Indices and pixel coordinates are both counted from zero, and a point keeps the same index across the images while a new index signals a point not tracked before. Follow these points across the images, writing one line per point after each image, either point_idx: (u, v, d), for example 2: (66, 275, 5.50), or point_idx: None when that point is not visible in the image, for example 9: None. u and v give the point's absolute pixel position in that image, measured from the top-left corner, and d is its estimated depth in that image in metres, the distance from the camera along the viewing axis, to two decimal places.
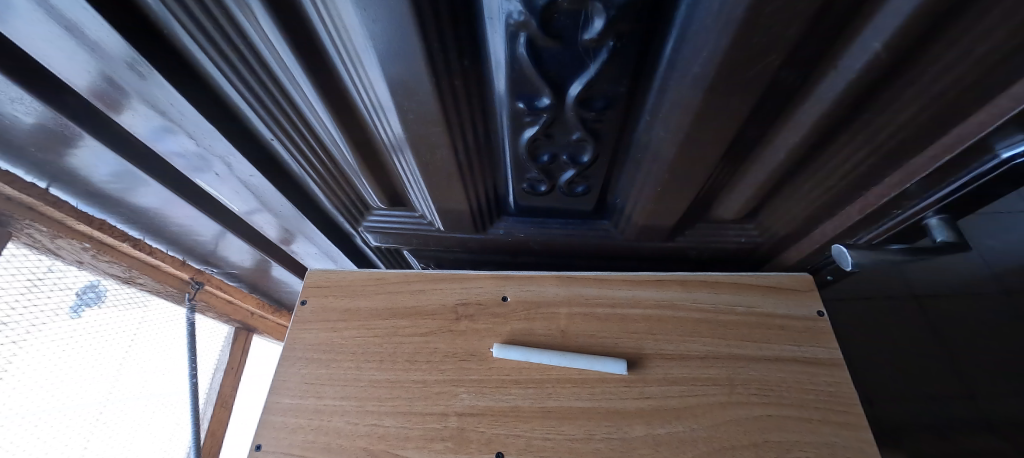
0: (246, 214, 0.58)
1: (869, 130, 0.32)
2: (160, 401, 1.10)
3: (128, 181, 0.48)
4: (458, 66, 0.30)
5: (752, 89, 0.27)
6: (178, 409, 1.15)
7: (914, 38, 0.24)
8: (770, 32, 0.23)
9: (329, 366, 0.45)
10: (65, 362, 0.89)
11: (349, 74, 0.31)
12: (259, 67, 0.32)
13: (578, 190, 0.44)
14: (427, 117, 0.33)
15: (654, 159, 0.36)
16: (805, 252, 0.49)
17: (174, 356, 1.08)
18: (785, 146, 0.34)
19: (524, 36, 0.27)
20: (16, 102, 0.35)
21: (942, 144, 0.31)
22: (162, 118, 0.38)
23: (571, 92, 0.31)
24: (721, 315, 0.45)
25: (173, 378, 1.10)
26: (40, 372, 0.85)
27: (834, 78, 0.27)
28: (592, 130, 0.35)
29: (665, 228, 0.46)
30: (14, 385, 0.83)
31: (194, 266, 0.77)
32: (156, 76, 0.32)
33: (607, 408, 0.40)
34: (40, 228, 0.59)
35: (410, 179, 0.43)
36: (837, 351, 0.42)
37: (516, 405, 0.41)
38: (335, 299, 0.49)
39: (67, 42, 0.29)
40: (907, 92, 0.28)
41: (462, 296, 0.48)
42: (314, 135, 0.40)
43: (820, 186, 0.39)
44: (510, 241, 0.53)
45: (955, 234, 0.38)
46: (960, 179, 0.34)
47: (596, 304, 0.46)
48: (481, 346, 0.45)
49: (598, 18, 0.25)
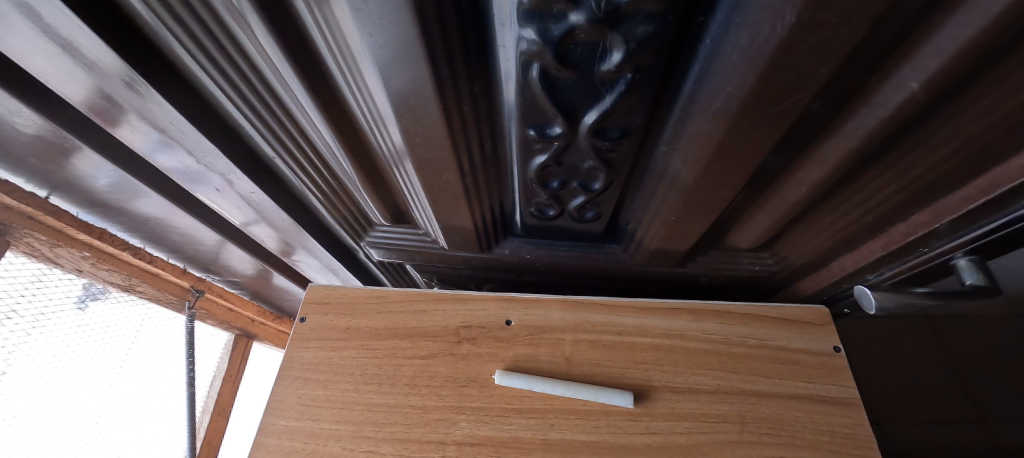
0: (245, 225, 0.56)
1: (897, 169, 0.30)
2: (156, 399, 1.13)
3: (127, 192, 0.47)
4: (469, 91, 0.29)
5: (778, 124, 0.26)
6: (170, 409, 1.17)
7: (955, 79, 0.22)
8: (802, 70, 0.22)
9: (326, 387, 0.43)
10: (65, 361, 0.91)
11: (354, 94, 0.30)
12: (262, 87, 0.31)
13: (588, 216, 0.43)
14: (434, 141, 0.32)
15: (670, 188, 0.35)
16: (821, 284, 0.47)
17: (171, 349, 1.10)
18: (808, 180, 0.33)
19: (537, 65, 0.25)
20: (15, 115, 0.34)
21: (977, 186, 0.30)
22: (160, 134, 0.37)
23: (586, 121, 0.30)
24: (733, 347, 0.43)
25: (172, 374, 1.14)
26: (40, 362, 0.87)
27: (866, 115, 0.26)
28: (606, 159, 0.34)
29: (676, 254, 0.45)
30: (11, 393, 0.85)
31: (195, 273, 0.77)
32: (154, 95, 0.31)
33: (612, 443, 0.39)
34: (38, 237, 0.57)
35: (414, 196, 0.42)
36: (853, 389, 0.41)
37: (517, 436, 0.39)
38: (334, 317, 0.48)
39: (64, 59, 0.28)
40: (941, 134, 0.26)
41: (463, 318, 0.47)
42: (315, 151, 0.38)
43: (841, 219, 0.37)
44: (515, 262, 0.51)
45: (985, 277, 0.36)
46: (996, 222, 0.32)
47: (602, 332, 0.45)
48: (482, 372, 0.43)
49: (617, 50, 0.23)
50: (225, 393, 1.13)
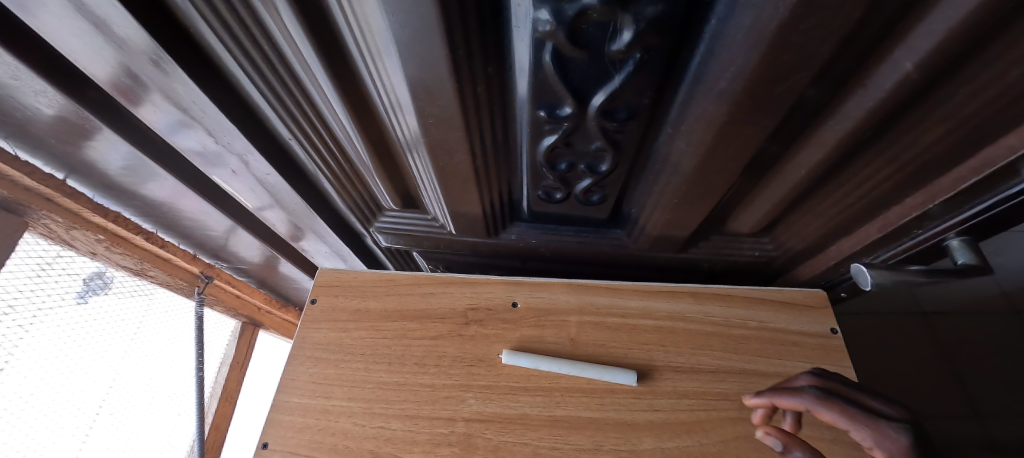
0: (258, 209, 0.58)
1: (893, 152, 0.32)
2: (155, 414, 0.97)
3: (142, 174, 0.48)
4: (483, 72, 0.30)
5: (778, 105, 0.27)
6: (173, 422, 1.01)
7: (948, 60, 0.23)
8: (801, 50, 0.23)
9: (337, 366, 0.44)
10: (76, 368, 0.77)
11: (371, 77, 0.31)
12: (283, 68, 0.32)
13: (594, 199, 0.44)
14: (447, 122, 0.33)
15: (673, 171, 0.36)
16: (819, 268, 0.49)
17: (165, 351, 0.95)
18: (807, 163, 0.34)
19: (550, 45, 0.26)
20: (39, 95, 0.35)
21: (969, 167, 0.31)
22: (181, 113, 0.38)
23: (594, 102, 0.31)
24: (733, 329, 0.45)
25: (166, 385, 0.97)
26: (53, 370, 0.73)
27: (862, 97, 0.27)
28: (612, 141, 0.35)
29: (679, 239, 0.46)
30: (15, 412, 0.69)
31: (204, 259, 0.78)
32: (179, 73, 0.32)
33: (615, 420, 0.40)
34: (55, 220, 0.56)
35: (424, 180, 0.43)
36: (850, 370, 0.42)
37: (524, 413, 0.41)
38: (344, 299, 0.49)
39: (93, 36, 0.29)
40: (934, 115, 0.28)
41: (471, 300, 0.48)
42: (331, 133, 0.39)
43: (839, 204, 0.38)
44: (521, 247, 0.52)
45: (977, 257, 0.37)
46: (986, 202, 0.34)
47: (607, 314, 0.46)
48: (489, 352, 0.44)
49: (627, 29, 0.25)
50: (231, 380, 1.12)
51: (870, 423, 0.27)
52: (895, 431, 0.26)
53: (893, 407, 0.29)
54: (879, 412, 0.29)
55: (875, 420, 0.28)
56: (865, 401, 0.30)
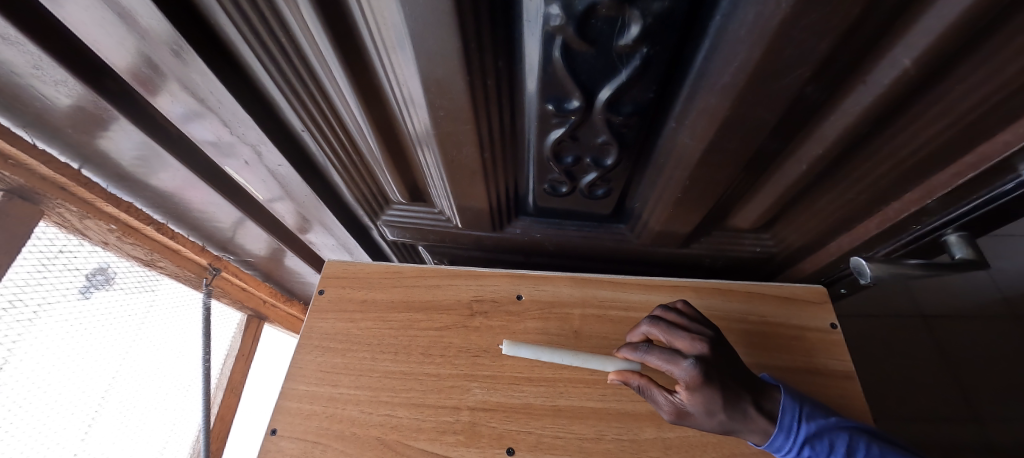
0: (268, 201, 0.59)
1: (890, 149, 0.32)
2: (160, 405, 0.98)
3: (154, 165, 0.49)
4: (493, 66, 0.30)
5: (778, 101, 0.28)
6: (177, 412, 1.03)
7: (943, 56, 0.24)
8: (802, 46, 0.24)
9: (344, 355, 0.45)
10: (82, 360, 0.78)
11: (384, 70, 0.32)
12: (299, 61, 0.33)
13: (598, 194, 0.45)
14: (457, 115, 0.34)
15: (676, 166, 0.37)
16: (820, 264, 0.49)
17: (169, 344, 0.95)
18: (806, 159, 0.35)
19: (560, 40, 0.27)
20: (59, 84, 0.36)
21: (966, 163, 0.32)
22: (197, 103, 0.38)
23: (600, 96, 0.32)
24: (735, 323, 0.45)
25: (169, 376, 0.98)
26: (60, 361, 0.74)
27: (861, 93, 0.28)
28: (617, 135, 0.36)
29: (681, 235, 0.47)
30: (21, 401, 0.69)
31: (213, 251, 0.80)
32: (197, 63, 0.33)
33: (617, 410, 0.41)
34: (68, 208, 0.57)
35: (432, 173, 0.44)
36: (848, 364, 0.43)
37: (528, 402, 0.41)
38: (351, 290, 0.50)
39: (117, 26, 0.30)
40: (931, 111, 0.28)
41: (476, 292, 0.49)
42: (343, 126, 0.40)
43: (838, 200, 0.39)
44: (526, 242, 0.53)
45: (973, 251, 0.38)
46: (980, 196, 0.35)
47: (610, 306, 0.47)
48: (494, 343, 0.45)
49: (635, 24, 0.26)
50: (236, 371, 1.13)
51: (669, 361, 0.35)
52: (685, 361, 0.34)
53: (692, 340, 0.37)
54: (683, 349, 0.37)
55: (676, 357, 0.35)
56: (673, 340, 0.38)
